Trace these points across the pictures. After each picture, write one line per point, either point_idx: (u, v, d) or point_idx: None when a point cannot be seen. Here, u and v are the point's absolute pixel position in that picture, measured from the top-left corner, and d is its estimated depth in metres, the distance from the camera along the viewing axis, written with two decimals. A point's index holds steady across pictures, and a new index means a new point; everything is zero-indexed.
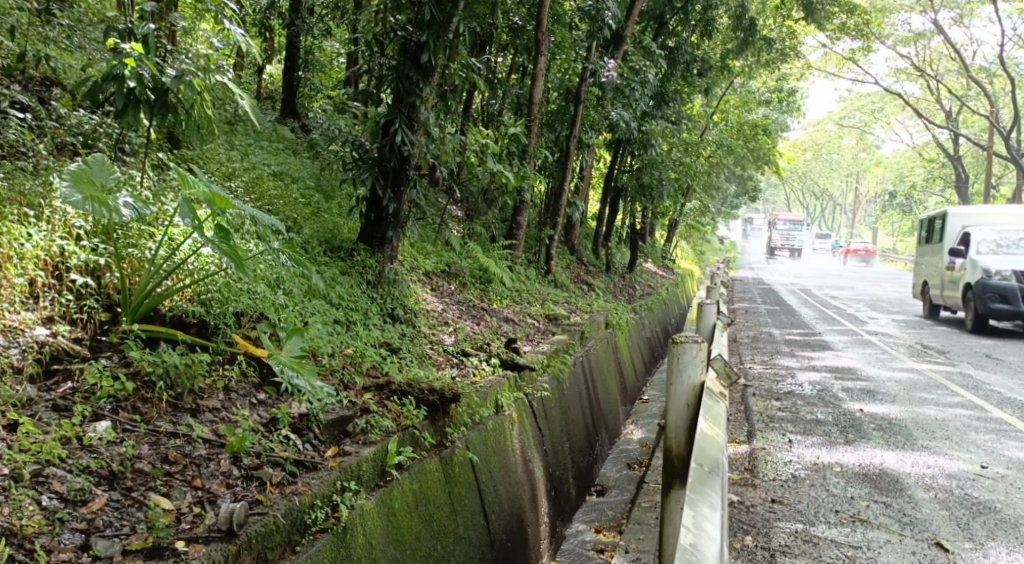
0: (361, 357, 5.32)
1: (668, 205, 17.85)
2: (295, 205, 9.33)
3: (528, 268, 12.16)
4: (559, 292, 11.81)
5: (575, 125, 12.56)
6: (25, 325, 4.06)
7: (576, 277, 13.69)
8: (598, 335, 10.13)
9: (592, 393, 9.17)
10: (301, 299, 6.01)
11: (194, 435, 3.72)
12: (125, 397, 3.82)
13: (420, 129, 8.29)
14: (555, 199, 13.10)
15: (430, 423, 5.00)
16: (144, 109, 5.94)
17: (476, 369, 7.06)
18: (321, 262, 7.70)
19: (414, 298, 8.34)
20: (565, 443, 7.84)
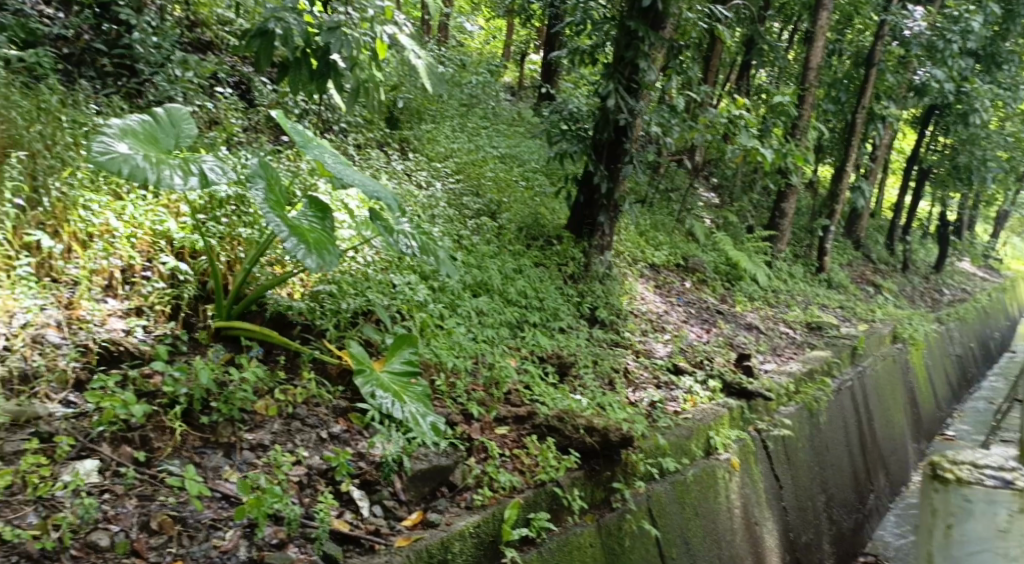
0: (500, 372, 4.01)
1: (993, 193, 14.26)
2: (511, 174, 8.06)
3: (794, 265, 9.66)
4: (835, 295, 9.30)
5: (867, 94, 9.65)
6: (97, 317, 3.37)
7: (861, 277, 11.11)
8: (878, 352, 7.66)
9: (866, 428, 6.85)
10: (464, 297, 4.93)
11: (190, 488, 2.81)
12: (148, 421, 3.07)
13: (643, 94, 6.52)
14: (835, 182, 10.33)
15: (583, 478, 3.63)
16: (308, 76, 4.98)
17: (689, 394, 5.14)
18: (512, 255, 6.37)
19: (629, 297, 6.68)
20: (819, 496, 5.71)
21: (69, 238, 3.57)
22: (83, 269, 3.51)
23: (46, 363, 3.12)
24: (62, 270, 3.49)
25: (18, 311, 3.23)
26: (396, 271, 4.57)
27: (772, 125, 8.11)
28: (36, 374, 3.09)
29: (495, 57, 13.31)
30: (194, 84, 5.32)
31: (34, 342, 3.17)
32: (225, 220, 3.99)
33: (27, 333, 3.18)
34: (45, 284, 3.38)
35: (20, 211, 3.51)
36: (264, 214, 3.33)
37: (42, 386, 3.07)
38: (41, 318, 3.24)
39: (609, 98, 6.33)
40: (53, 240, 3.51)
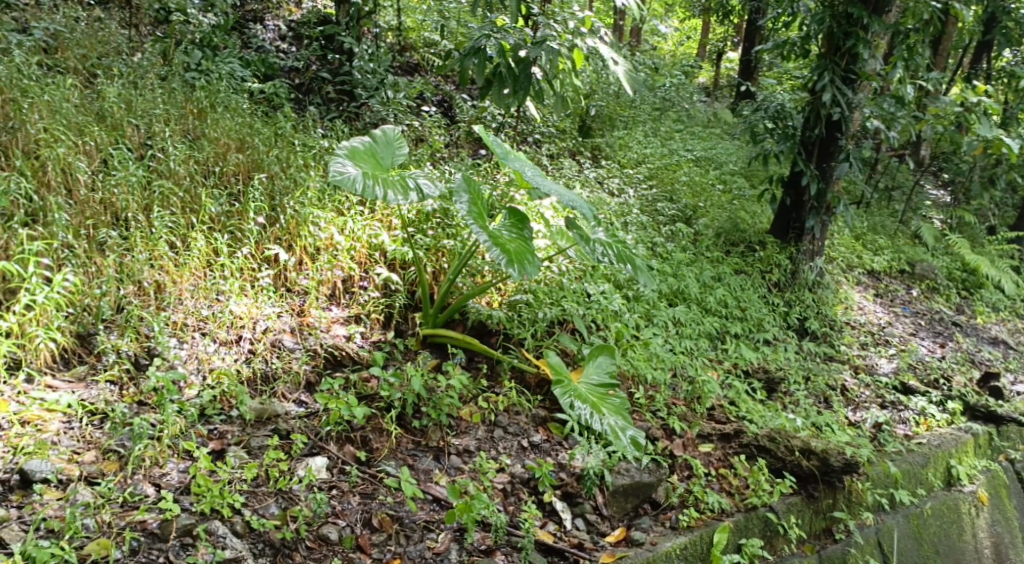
0: (704, 387, 3.84)
1: None
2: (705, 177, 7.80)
3: None
4: None
5: None
6: (323, 325, 3.56)
7: None
8: None
9: None
10: (665, 307, 4.79)
11: (407, 489, 2.90)
12: (369, 422, 3.17)
13: (863, 84, 6.02)
14: None
15: (800, 503, 3.40)
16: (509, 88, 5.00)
17: (924, 416, 4.57)
18: (710, 262, 6.12)
19: (844, 306, 6.17)
20: None
21: (301, 251, 3.78)
22: (313, 278, 3.70)
23: (283, 365, 3.33)
24: (295, 281, 3.71)
25: (260, 318, 3.46)
26: (591, 281, 4.53)
27: (1019, 112, 7.05)
28: (274, 375, 3.30)
29: (692, 60, 12.89)
30: (403, 105, 5.56)
31: (271, 346, 3.39)
32: (431, 232, 4.07)
33: (268, 336, 3.41)
34: (281, 293, 3.61)
35: (260, 227, 3.77)
36: (468, 225, 3.39)
37: (280, 386, 3.28)
38: (278, 324, 3.48)
39: (825, 92, 5.86)
40: (287, 254, 3.75)
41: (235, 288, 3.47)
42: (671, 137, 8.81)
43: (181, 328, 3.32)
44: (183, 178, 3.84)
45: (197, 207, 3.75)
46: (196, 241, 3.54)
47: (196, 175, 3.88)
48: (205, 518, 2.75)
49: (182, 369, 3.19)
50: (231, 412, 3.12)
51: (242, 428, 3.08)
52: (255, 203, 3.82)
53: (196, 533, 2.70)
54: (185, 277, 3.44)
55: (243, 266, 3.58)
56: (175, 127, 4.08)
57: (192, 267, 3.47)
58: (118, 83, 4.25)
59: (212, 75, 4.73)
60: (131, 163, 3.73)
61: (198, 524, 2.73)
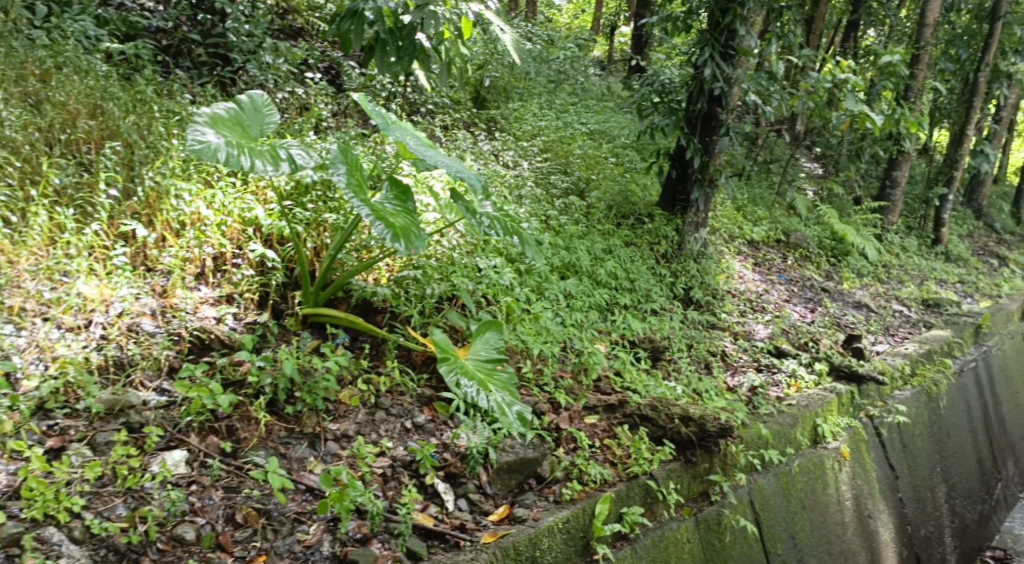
0: (589, 359, 3.83)
1: None
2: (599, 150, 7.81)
3: (908, 238, 8.85)
4: (956, 270, 8.40)
5: (990, 50, 8.57)
6: (186, 306, 3.40)
7: (982, 248, 9.97)
8: (1008, 329, 6.89)
9: (994, 411, 6.16)
10: (555, 279, 4.78)
11: (272, 480, 2.76)
12: (234, 412, 3.02)
13: (739, 60, 6.15)
14: (957, 146, 9.18)
15: (680, 469, 3.46)
16: (393, 53, 4.85)
17: (795, 378, 4.78)
18: (602, 235, 6.13)
19: (726, 276, 6.34)
20: (941, 486, 5.18)
21: (162, 226, 3.62)
22: (179, 256, 3.55)
23: (140, 352, 3.14)
24: (155, 258, 3.55)
25: (114, 300, 3.29)
26: (482, 255, 4.43)
27: (882, 90, 7.39)
28: (129, 364, 3.11)
29: (587, 32, 12.92)
30: (284, 71, 5.34)
31: (127, 329, 3.23)
32: (312, 206, 3.94)
33: (122, 320, 3.24)
34: (141, 271, 3.47)
35: (111, 203, 3.60)
36: (349, 198, 3.23)
37: (139, 374, 3.09)
38: (136, 307, 3.31)
39: (706, 67, 6.01)
40: (146, 230, 3.58)
41: (83, 268, 3.31)
42: (565, 109, 8.78)
43: (19, 309, 3.14)
44: (21, 146, 3.60)
45: (38, 179, 3.56)
46: (37, 218, 3.36)
47: (37, 143, 3.66)
48: (37, 526, 2.54)
49: (20, 355, 2.99)
50: (77, 405, 2.91)
51: (87, 423, 2.87)
52: (103, 178, 3.64)
53: (23, 542, 2.48)
54: (22, 256, 3.27)
55: (92, 242, 3.42)
56: (12, 90, 3.82)
57: (31, 247, 3.31)
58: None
59: (59, 34, 4.43)
60: None
61: (27, 534, 2.51)
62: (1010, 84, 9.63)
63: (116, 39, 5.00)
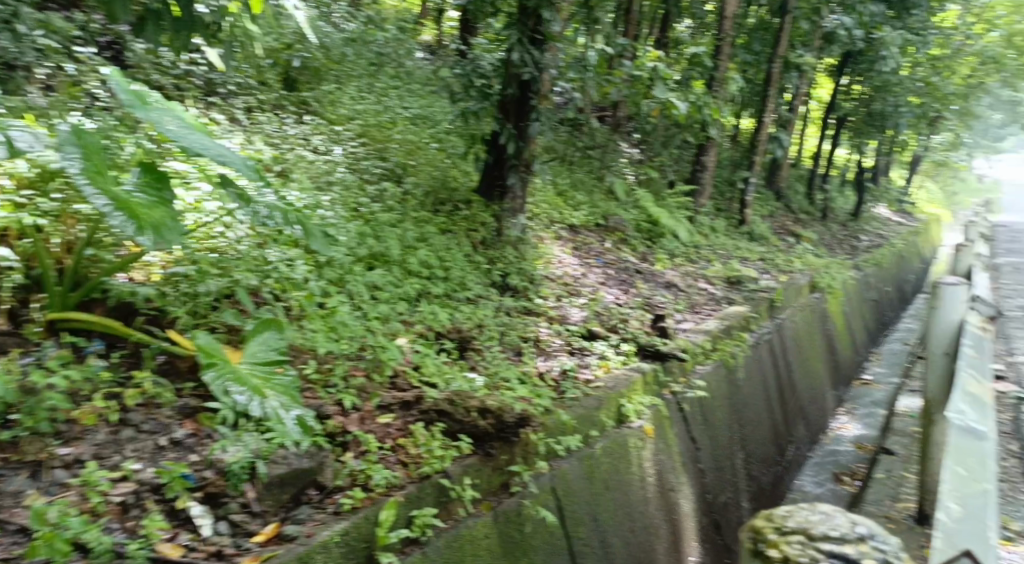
0: (383, 356, 3.64)
1: (908, 142, 14.09)
2: (418, 133, 7.37)
3: (716, 219, 9.24)
4: (758, 248, 8.86)
5: (781, 42, 9.07)
6: None
7: (781, 228, 10.60)
8: (799, 302, 7.28)
9: (787, 379, 6.45)
10: (360, 270, 4.53)
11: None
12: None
13: (550, 45, 6.00)
14: (756, 132, 9.69)
15: (478, 463, 3.33)
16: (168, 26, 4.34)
17: (603, 359, 4.79)
18: (416, 222, 5.75)
19: (544, 260, 6.24)
20: (737, 454, 5.32)
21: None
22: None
23: None
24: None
25: None
26: (274, 247, 4.12)
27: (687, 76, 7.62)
28: None
29: (412, 14, 12.63)
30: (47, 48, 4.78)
31: None
32: (58, 194, 3.47)
33: None
34: None
35: None
36: (84, 185, 2.86)
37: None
38: None
39: (513, 51, 5.84)
40: None
41: None
42: (387, 92, 8.22)
43: None
44: None
45: None
46: None
47: None
48: None
49: None
50: None
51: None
52: None
53: None
54: None
55: None
56: None
57: None
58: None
59: None
60: None
61: None
62: (800, 75, 10.27)
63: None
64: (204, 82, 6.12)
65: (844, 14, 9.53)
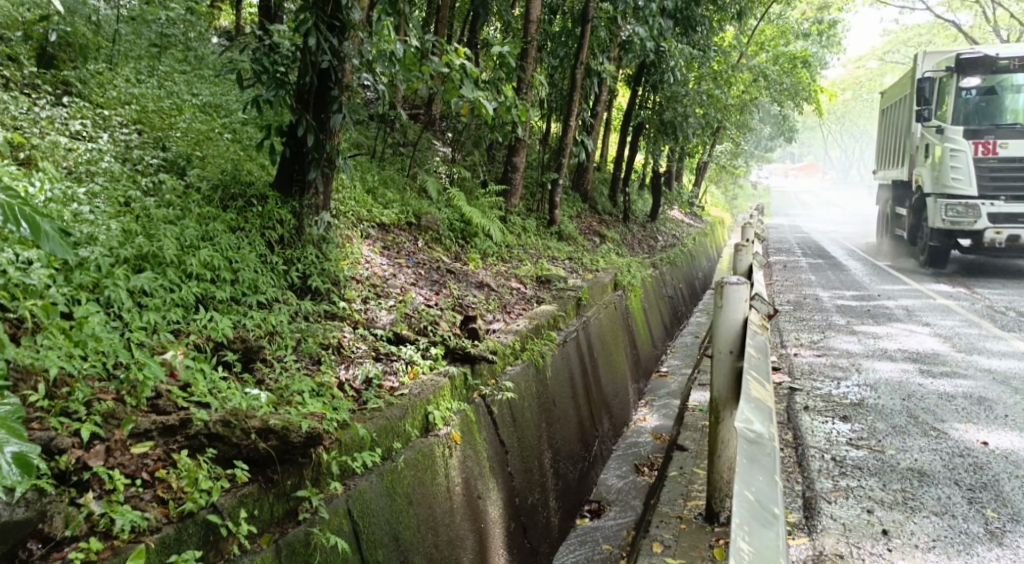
0: (139, 375, 3.12)
1: (701, 149, 14.80)
2: (210, 122, 6.62)
3: (526, 220, 9.16)
4: (566, 247, 8.87)
5: (584, 49, 9.11)
6: None
7: (587, 228, 10.74)
8: (603, 300, 7.28)
9: (591, 373, 6.35)
10: (124, 275, 3.91)
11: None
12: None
13: (349, 34, 5.48)
14: (562, 134, 9.71)
15: (258, 492, 2.91)
16: None
17: (409, 364, 4.46)
18: (199, 220, 4.97)
19: (351, 262, 5.72)
20: (545, 452, 5.09)
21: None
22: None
23: None
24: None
25: None
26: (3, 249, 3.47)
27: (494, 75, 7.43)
28: None
29: None
30: None
31: None
32: None
33: None
34: None
35: None
36: None
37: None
38: None
39: (309, 36, 5.12)
40: None
41: None
42: (172, 77, 7.36)
43: None
44: None
45: None
46: None
47: None
48: None
49: None
50: None
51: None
52: None
53: None
54: None
55: None
56: None
57: None
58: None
59: None
60: None
61: None
62: (601, 81, 10.41)
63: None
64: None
65: (638, 25, 9.70)
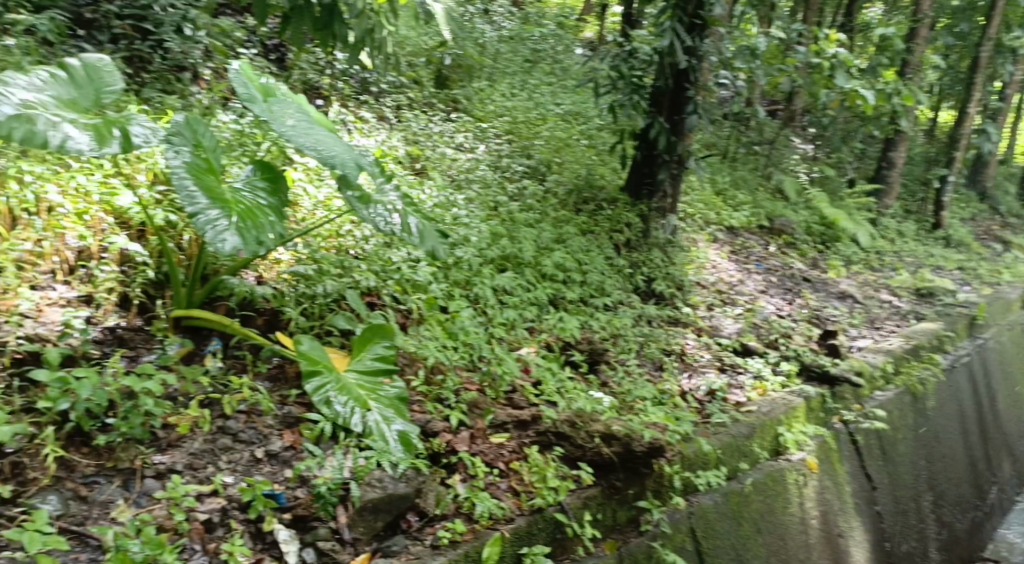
0: (499, 370, 3.41)
1: None
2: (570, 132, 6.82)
3: (902, 223, 8.26)
4: (950, 255, 7.84)
5: (992, 26, 7.81)
6: (23, 306, 2.95)
7: (981, 232, 9.36)
8: (1004, 321, 6.42)
9: (986, 405, 5.63)
10: (489, 273, 4.22)
11: (26, 542, 2.34)
12: (24, 445, 2.61)
13: (710, 30, 5.22)
14: (955, 126, 8.51)
15: (600, 496, 3.08)
16: (310, 25, 4.57)
17: (759, 379, 4.28)
18: (556, 223, 5.24)
19: (696, 266, 5.64)
20: (923, 493, 4.63)
21: (2, 216, 3.21)
22: (27, 251, 3.13)
23: None
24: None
25: None
26: (402, 246, 3.96)
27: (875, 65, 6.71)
28: None
29: None
30: (214, 49, 4.87)
31: None
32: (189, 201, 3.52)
33: None
34: None
35: None
36: (183, 181, 2.88)
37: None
38: None
39: (666, 37, 5.01)
40: None
41: None
42: (540, 88, 7.67)
43: None
44: None
45: None
46: None
47: None
48: None
49: None
50: None
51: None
52: None
53: None
54: None
55: None
56: None
57: None
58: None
59: None
60: None
61: None
62: (1014, 60, 8.86)
63: (25, 11, 4.50)
64: (358, 82, 5.82)
65: None
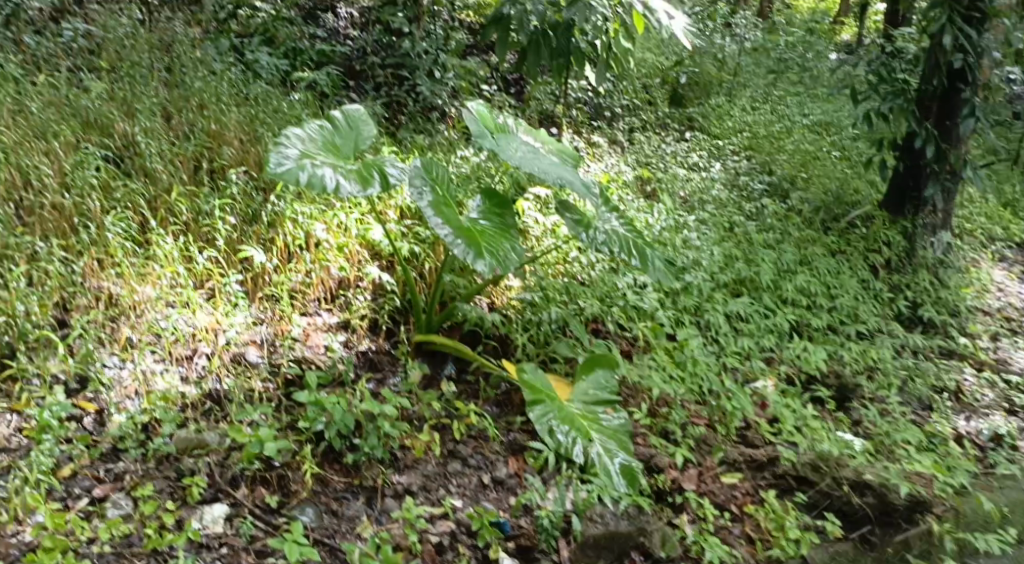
0: (729, 404, 3.26)
1: None
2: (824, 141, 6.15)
3: None
4: None
5: None
6: (294, 332, 3.23)
7: None
8: None
9: None
10: (728, 301, 3.98)
11: (286, 552, 2.50)
12: (289, 460, 2.81)
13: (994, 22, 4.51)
14: None
15: (852, 551, 2.93)
16: (549, 56, 4.47)
17: None
18: (799, 244, 4.76)
19: (976, 289, 4.87)
20: None
21: (280, 251, 3.47)
22: (299, 282, 3.40)
23: (238, 383, 2.98)
24: (275, 284, 3.37)
25: (226, 328, 3.15)
26: (628, 271, 3.90)
27: None
28: (229, 395, 2.96)
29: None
30: (463, 86, 5.08)
31: (232, 360, 3.07)
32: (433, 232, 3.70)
33: (228, 350, 3.09)
34: (256, 298, 3.33)
35: (227, 227, 3.46)
36: (426, 213, 2.97)
37: (232, 407, 2.92)
38: (245, 336, 3.17)
39: (942, 34, 4.36)
40: (267, 255, 3.41)
41: (181, 299, 3.14)
42: (784, 99, 7.02)
43: (118, 324, 3.02)
44: (162, 175, 3.53)
45: (167, 203, 3.47)
46: (161, 244, 3.26)
47: (178, 174, 3.57)
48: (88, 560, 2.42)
49: (112, 392, 2.87)
50: (148, 444, 2.75)
51: (143, 467, 2.70)
52: (237, 199, 3.58)
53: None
54: (131, 265, 3.18)
55: (213, 269, 3.31)
56: (149, 124, 3.70)
57: (140, 261, 3.18)
58: (143, 66, 4.14)
59: (235, 68, 4.48)
60: (98, 164, 3.43)
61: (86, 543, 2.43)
62: None
63: (307, 67, 5.01)
64: (593, 108, 5.84)
65: None
